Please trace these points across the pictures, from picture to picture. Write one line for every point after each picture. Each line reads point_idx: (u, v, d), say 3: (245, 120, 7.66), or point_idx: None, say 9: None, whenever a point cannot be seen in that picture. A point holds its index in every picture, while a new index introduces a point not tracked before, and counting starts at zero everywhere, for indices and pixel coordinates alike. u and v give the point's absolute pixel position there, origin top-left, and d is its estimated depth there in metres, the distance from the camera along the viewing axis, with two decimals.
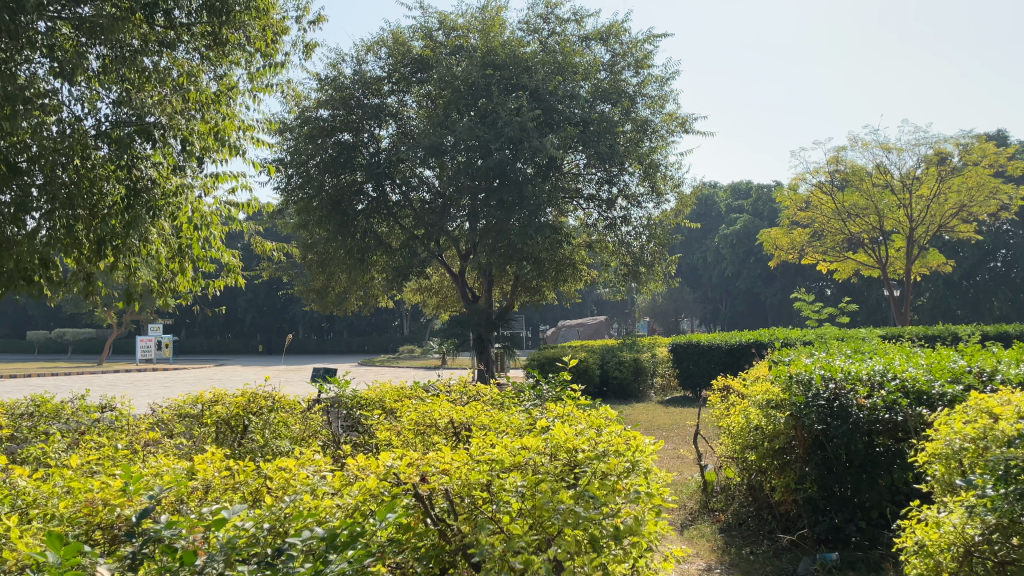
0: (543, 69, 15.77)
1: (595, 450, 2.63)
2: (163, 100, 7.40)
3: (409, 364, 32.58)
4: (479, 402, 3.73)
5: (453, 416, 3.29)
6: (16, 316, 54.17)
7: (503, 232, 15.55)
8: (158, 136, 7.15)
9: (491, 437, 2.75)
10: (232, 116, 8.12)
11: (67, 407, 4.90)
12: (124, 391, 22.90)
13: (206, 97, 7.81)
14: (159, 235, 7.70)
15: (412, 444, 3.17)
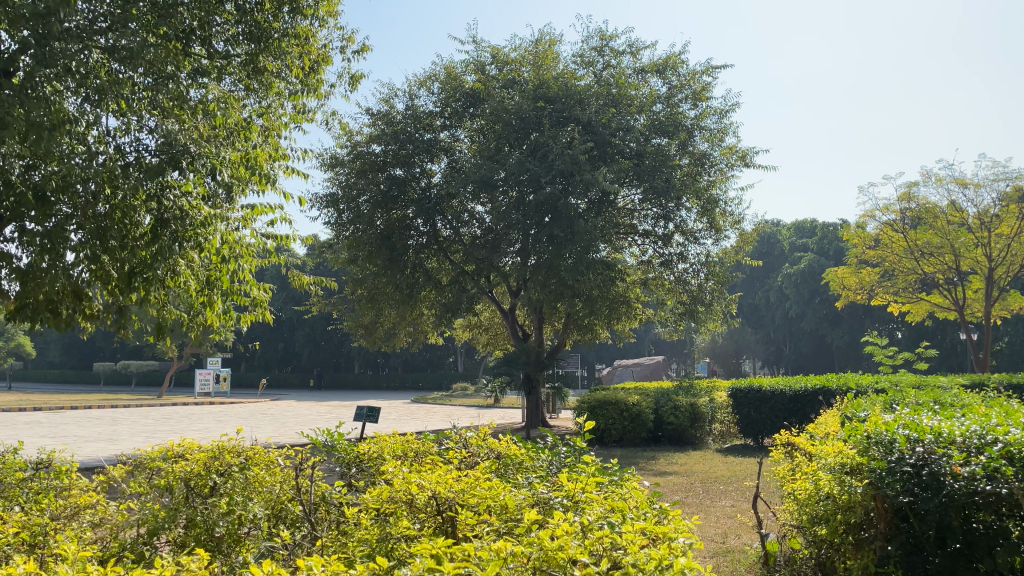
0: (597, 101, 15.38)
1: (596, 564, 2.04)
2: (191, 128, 7.16)
3: (462, 402, 32.13)
4: (492, 465, 3.14)
5: (437, 489, 2.57)
6: (85, 348, 55.85)
7: (554, 268, 15.05)
8: (187, 164, 6.91)
9: (460, 545, 2.15)
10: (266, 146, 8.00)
11: (33, 461, 4.37)
12: (177, 423, 22.99)
13: (234, 124, 7.70)
14: (188, 266, 7.47)
15: (380, 531, 2.53)
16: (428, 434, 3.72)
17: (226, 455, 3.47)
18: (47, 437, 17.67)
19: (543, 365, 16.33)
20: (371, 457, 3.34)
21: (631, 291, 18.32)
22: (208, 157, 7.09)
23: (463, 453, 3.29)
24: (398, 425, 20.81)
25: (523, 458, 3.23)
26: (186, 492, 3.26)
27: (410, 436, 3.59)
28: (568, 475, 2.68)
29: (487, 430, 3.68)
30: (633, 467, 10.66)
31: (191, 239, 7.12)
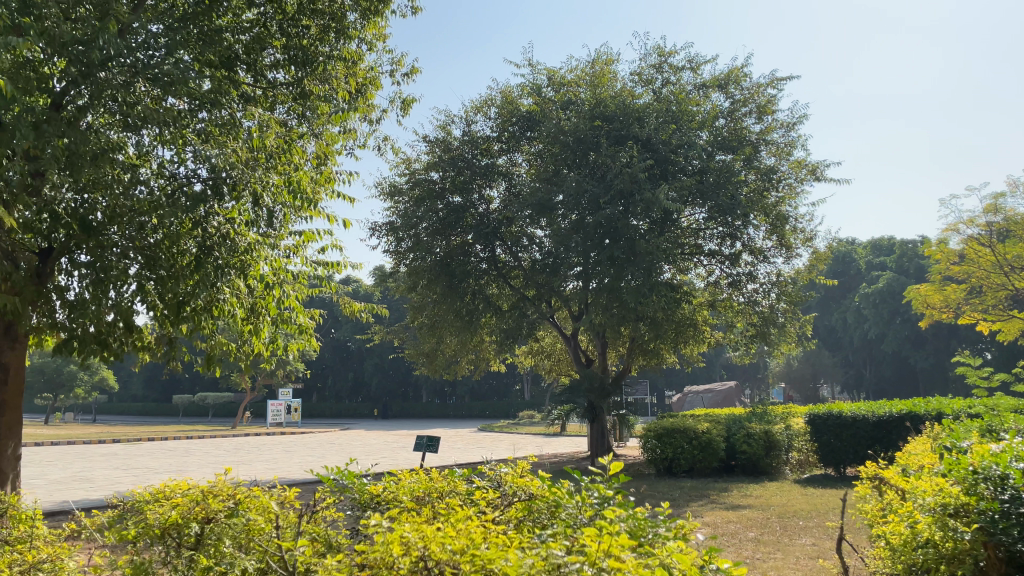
0: (656, 118, 14.95)
1: None
2: (231, 151, 7.04)
3: (528, 430, 31.64)
4: (523, 511, 2.76)
5: (430, 551, 2.12)
6: (164, 382, 57.55)
7: (616, 292, 14.53)
8: (228, 189, 6.77)
9: None
10: (305, 167, 7.85)
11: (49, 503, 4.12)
12: (245, 455, 23.16)
13: (276, 148, 7.58)
14: (234, 295, 7.30)
15: None
16: (459, 471, 3.28)
17: (213, 500, 2.97)
18: (120, 470, 18.00)
19: (608, 393, 15.79)
20: (388, 499, 2.92)
21: (698, 314, 17.66)
22: (248, 182, 6.94)
23: (491, 494, 2.90)
24: (462, 454, 20.48)
25: (562, 497, 2.77)
26: (161, 545, 2.78)
27: (436, 474, 3.17)
28: (592, 534, 2.21)
29: (522, 464, 3.30)
30: (703, 500, 10.04)
31: (236, 266, 7.01)
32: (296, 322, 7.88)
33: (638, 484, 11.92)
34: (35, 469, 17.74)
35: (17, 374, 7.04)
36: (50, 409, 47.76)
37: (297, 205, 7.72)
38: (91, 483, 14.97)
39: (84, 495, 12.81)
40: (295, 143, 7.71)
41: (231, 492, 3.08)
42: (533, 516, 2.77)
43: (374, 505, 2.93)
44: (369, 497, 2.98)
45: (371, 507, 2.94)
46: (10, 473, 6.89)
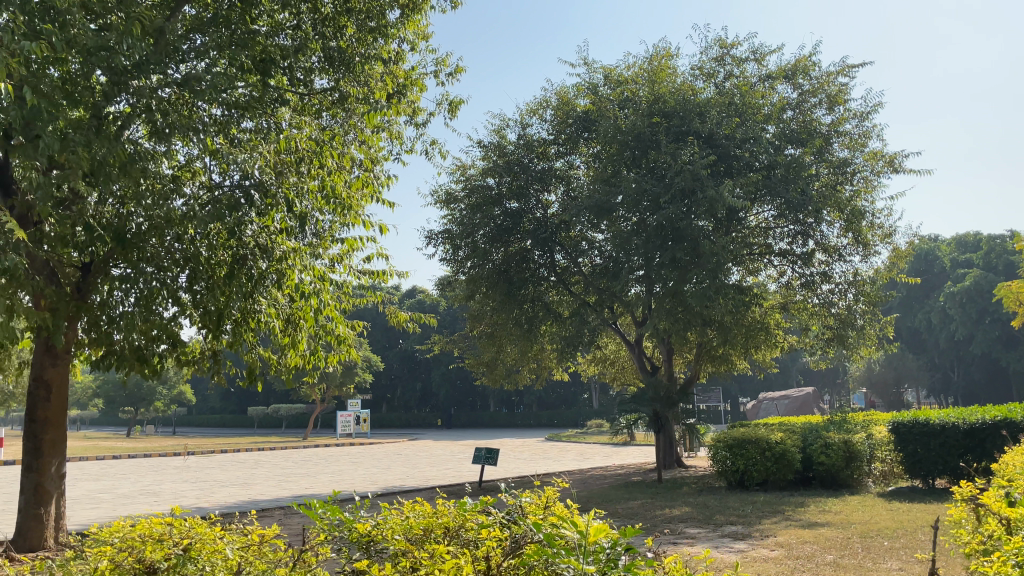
0: (717, 112, 14.28)
1: None
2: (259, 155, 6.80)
3: (595, 439, 31.04)
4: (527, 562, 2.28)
5: None
6: (240, 395, 58.97)
7: (679, 296, 13.93)
8: (259, 196, 6.54)
9: None
10: (342, 172, 7.58)
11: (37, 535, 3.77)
12: (312, 466, 23.25)
13: (307, 151, 7.33)
14: (271, 306, 7.10)
15: None
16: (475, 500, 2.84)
17: (158, 546, 2.57)
18: (189, 482, 18.25)
19: (674, 402, 15.11)
20: (384, 538, 2.51)
21: (769, 318, 16.82)
22: (277, 186, 6.72)
23: (499, 539, 2.44)
24: (527, 465, 20.06)
25: (567, 543, 2.25)
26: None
27: (444, 507, 2.72)
28: None
29: (551, 493, 2.81)
30: (777, 517, 9.31)
31: (271, 277, 6.78)
32: (331, 333, 7.57)
33: (707, 498, 11.23)
34: (108, 482, 18.12)
35: (60, 390, 6.90)
36: (133, 422, 49.57)
37: (335, 210, 7.46)
38: (157, 496, 15.13)
39: (148, 509, 12.87)
40: (325, 145, 7.42)
41: (189, 534, 2.66)
42: (544, 565, 2.24)
43: (373, 547, 2.50)
44: (366, 537, 2.55)
45: (370, 550, 2.52)
46: (55, 492, 6.80)
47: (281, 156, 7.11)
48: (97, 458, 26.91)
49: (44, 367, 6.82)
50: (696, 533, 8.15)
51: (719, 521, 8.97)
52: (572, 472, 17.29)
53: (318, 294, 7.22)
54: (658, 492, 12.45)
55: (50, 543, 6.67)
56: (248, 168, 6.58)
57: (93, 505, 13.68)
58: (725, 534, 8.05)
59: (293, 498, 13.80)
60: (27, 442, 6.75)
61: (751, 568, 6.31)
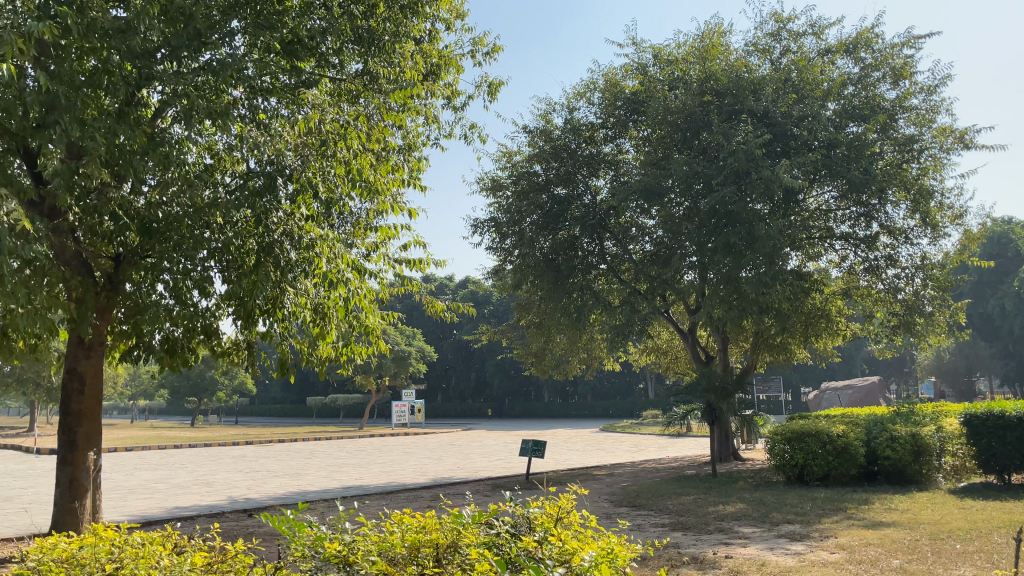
0: (772, 88, 13.66)
1: None
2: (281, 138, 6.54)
3: (650, 431, 30.51)
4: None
5: None
6: (300, 386, 60.07)
7: (733, 282, 13.38)
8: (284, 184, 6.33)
9: None
10: (367, 154, 7.27)
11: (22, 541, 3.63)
12: (364, 456, 23.41)
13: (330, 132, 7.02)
14: (300, 296, 6.88)
15: None
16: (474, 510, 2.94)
17: None
18: (242, 472, 18.47)
19: (729, 393, 14.53)
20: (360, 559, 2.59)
21: (830, 305, 16.13)
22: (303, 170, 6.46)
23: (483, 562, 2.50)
24: (579, 457, 19.71)
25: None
26: None
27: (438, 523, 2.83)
28: None
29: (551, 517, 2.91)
30: (838, 515, 8.77)
31: (298, 265, 6.54)
32: (360, 322, 7.36)
33: (763, 494, 10.73)
34: (165, 472, 18.41)
35: (93, 382, 6.82)
36: (197, 412, 50.81)
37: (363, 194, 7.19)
38: (210, 487, 15.26)
39: (198, 499, 12.97)
40: (353, 127, 7.11)
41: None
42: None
43: (348, 568, 2.59)
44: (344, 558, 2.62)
45: (346, 572, 2.60)
46: (89, 485, 6.75)
47: (304, 139, 6.86)
48: (158, 447, 27.54)
49: (78, 359, 6.75)
50: (749, 532, 7.70)
51: (775, 519, 8.48)
52: (624, 465, 16.88)
53: (347, 282, 6.96)
54: (711, 486, 12.00)
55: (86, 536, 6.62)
56: (270, 152, 6.36)
57: (145, 495, 13.85)
58: (781, 534, 7.58)
59: (341, 489, 13.72)
60: (61, 434, 6.69)
61: (808, 572, 5.87)
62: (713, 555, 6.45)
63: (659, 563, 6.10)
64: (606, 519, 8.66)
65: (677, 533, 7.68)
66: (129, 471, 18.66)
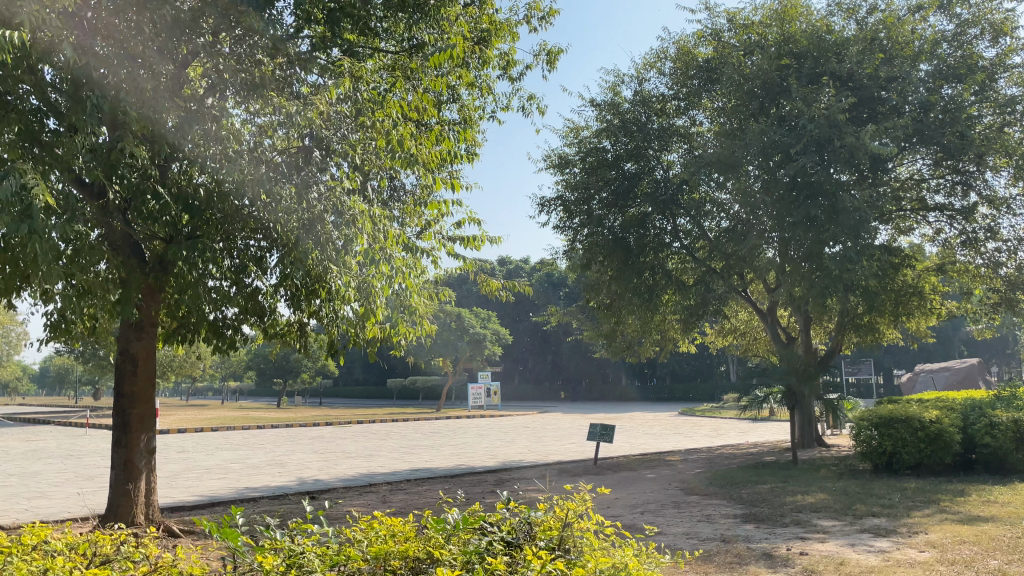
0: (858, 48, 12.73)
1: None
2: (313, 108, 6.27)
3: (730, 414, 29.60)
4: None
5: None
6: (380, 369, 61.11)
7: (816, 257, 12.58)
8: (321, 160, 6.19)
9: None
10: (410, 124, 6.92)
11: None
12: (437, 438, 23.45)
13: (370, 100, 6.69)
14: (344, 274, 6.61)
15: None
16: (459, 518, 2.93)
17: None
18: (317, 453, 18.69)
19: (812, 376, 13.70)
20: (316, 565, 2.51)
21: (923, 281, 15.07)
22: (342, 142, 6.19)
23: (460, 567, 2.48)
24: (654, 441, 19.16)
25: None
26: None
27: (411, 535, 2.78)
28: None
29: (549, 527, 2.90)
30: (931, 508, 8.04)
31: (340, 241, 6.32)
32: (404, 302, 7.17)
33: (847, 483, 10.02)
34: (244, 452, 18.82)
35: (146, 364, 6.79)
36: (283, 393, 52.32)
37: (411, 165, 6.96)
38: (283, 467, 15.46)
39: (268, 480, 13.08)
40: (399, 98, 6.84)
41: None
42: None
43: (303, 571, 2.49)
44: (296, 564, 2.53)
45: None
46: (144, 467, 6.71)
47: (342, 108, 6.55)
48: (243, 428, 28.35)
49: (130, 341, 6.71)
50: (829, 526, 7.10)
51: (859, 512, 7.84)
52: (700, 450, 16.27)
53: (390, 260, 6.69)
54: (791, 474, 11.32)
55: (140, 518, 6.57)
56: (303, 123, 6.18)
57: (220, 475, 14.09)
58: (865, 528, 6.95)
59: (409, 472, 13.63)
60: (116, 417, 6.67)
61: (893, 572, 5.27)
62: (787, 551, 5.92)
63: (725, 560, 5.62)
64: (674, 508, 8.18)
65: (748, 526, 7.15)
66: (210, 451, 19.16)
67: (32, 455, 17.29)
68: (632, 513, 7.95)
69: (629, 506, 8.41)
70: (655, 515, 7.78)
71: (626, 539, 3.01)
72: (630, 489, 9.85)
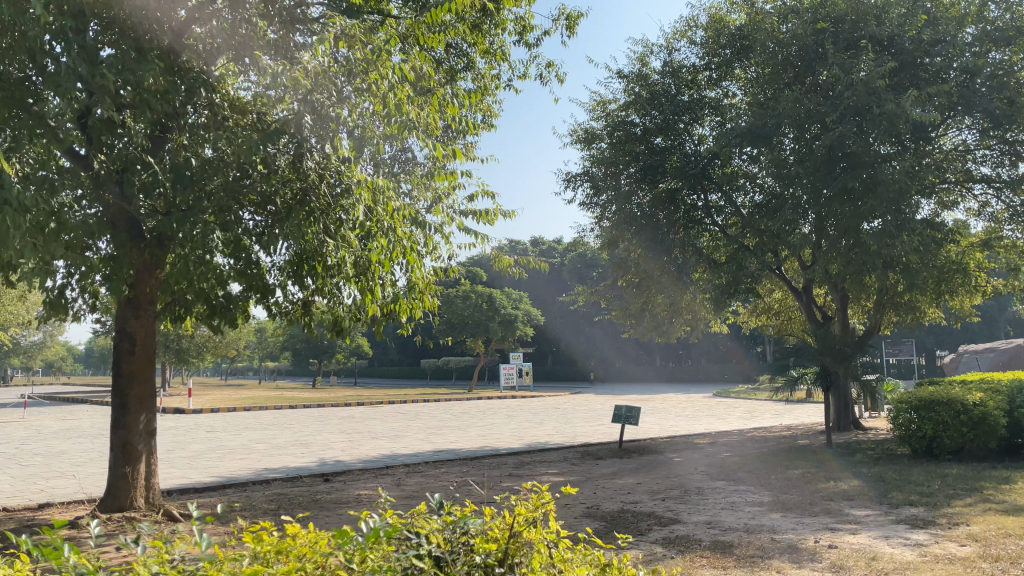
0: (900, 11, 11.99)
1: None
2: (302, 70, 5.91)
3: (765, 396, 29.06)
4: None
5: None
6: (414, 350, 61.32)
7: (853, 231, 11.96)
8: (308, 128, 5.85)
9: None
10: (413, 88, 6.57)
11: None
12: (465, 419, 23.27)
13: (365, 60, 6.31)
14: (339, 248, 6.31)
15: None
16: (384, 532, 2.59)
17: None
18: (342, 433, 18.58)
19: (848, 356, 13.13)
20: None
21: (968, 259, 14.38)
22: (331, 107, 6.00)
23: None
24: (685, 423, 18.72)
25: None
26: None
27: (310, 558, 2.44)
28: None
29: (488, 547, 2.59)
30: (973, 497, 7.53)
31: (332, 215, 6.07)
32: (408, 278, 6.86)
33: (884, 469, 9.52)
34: (272, 432, 18.79)
35: (145, 343, 6.59)
36: (318, 374, 52.74)
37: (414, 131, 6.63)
38: (307, 448, 15.36)
39: (289, 461, 12.95)
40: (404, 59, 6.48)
41: None
42: None
43: None
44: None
45: None
46: (143, 449, 6.57)
47: (343, 74, 6.23)
48: (275, 408, 28.51)
49: (128, 319, 6.52)
50: (861, 516, 6.66)
51: (895, 501, 7.37)
52: (730, 432, 15.79)
53: (391, 233, 6.36)
54: (826, 459, 10.82)
55: (139, 502, 6.46)
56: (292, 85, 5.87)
57: (243, 455, 14.01)
58: (901, 519, 6.50)
59: (432, 453, 13.40)
60: (114, 397, 6.50)
61: (930, 570, 4.83)
62: (815, 544, 5.50)
63: (746, 555, 5.22)
64: (697, 495, 7.79)
65: (774, 515, 6.74)
66: (238, 431, 19.19)
67: (63, 434, 17.45)
68: (652, 499, 7.58)
69: (650, 492, 8.03)
70: (676, 502, 7.39)
71: (590, 561, 2.65)
72: (653, 474, 9.46)
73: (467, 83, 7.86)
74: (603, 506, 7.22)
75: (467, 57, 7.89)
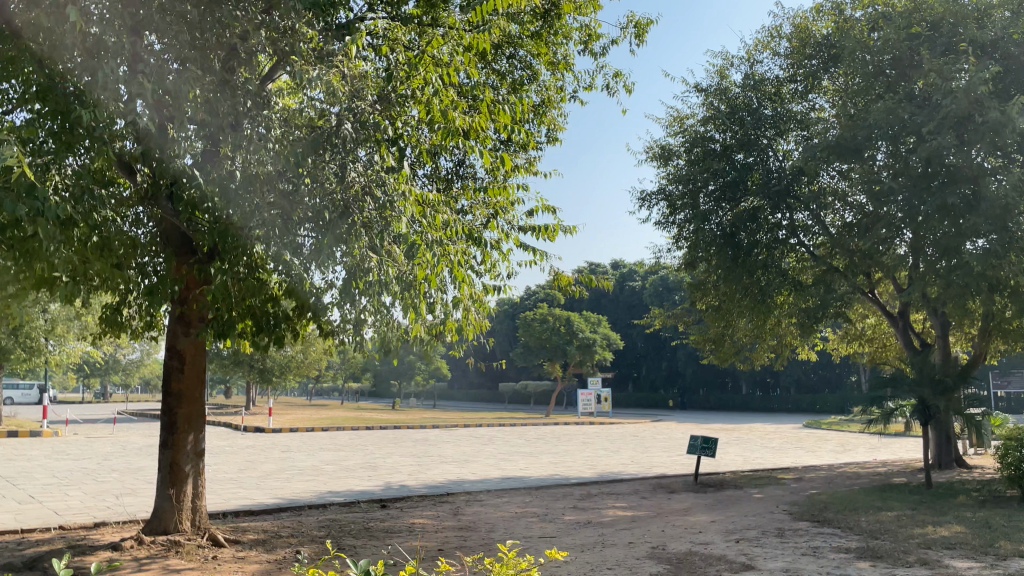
0: (1004, 13, 11.13)
1: None
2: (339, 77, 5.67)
3: (858, 428, 27.43)
4: None
5: None
6: (494, 373, 61.24)
7: (954, 250, 10.95)
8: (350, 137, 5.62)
9: None
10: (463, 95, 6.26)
11: None
12: (540, 445, 22.77)
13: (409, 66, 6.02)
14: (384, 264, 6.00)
15: None
16: None
17: None
18: (414, 456, 18.39)
19: (949, 387, 12.04)
20: None
21: None
22: (372, 114, 5.84)
23: None
24: (771, 456, 17.70)
25: None
26: None
27: None
28: None
29: None
30: None
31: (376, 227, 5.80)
32: (459, 297, 6.51)
33: (991, 515, 8.56)
34: (345, 453, 18.79)
35: (195, 360, 6.46)
36: (398, 395, 53.24)
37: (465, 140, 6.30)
38: (377, 470, 15.20)
39: (356, 484, 12.78)
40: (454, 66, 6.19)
41: None
42: None
43: None
44: None
45: None
46: (190, 470, 6.39)
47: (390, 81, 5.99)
48: (353, 428, 28.71)
49: (178, 336, 6.40)
50: (964, 569, 5.87)
51: (1004, 552, 6.51)
52: (819, 467, 14.79)
53: (435, 246, 6.05)
54: (924, 500, 9.86)
55: (184, 524, 6.28)
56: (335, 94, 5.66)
57: (312, 476, 13.93)
58: (1012, 573, 5.68)
59: (500, 480, 12.99)
60: (163, 415, 6.37)
61: None
62: None
63: None
64: (775, 537, 7.11)
65: (861, 563, 6.02)
66: (312, 451, 19.29)
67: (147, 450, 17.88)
68: (725, 540, 6.93)
69: (724, 532, 7.39)
70: (751, 545, 6.73)
71: None
72: (729, 511, 8.79)
73: (529, 93, 7.50)
74: (670, 547, 6.62)
75: (531, 69, 7.54)
